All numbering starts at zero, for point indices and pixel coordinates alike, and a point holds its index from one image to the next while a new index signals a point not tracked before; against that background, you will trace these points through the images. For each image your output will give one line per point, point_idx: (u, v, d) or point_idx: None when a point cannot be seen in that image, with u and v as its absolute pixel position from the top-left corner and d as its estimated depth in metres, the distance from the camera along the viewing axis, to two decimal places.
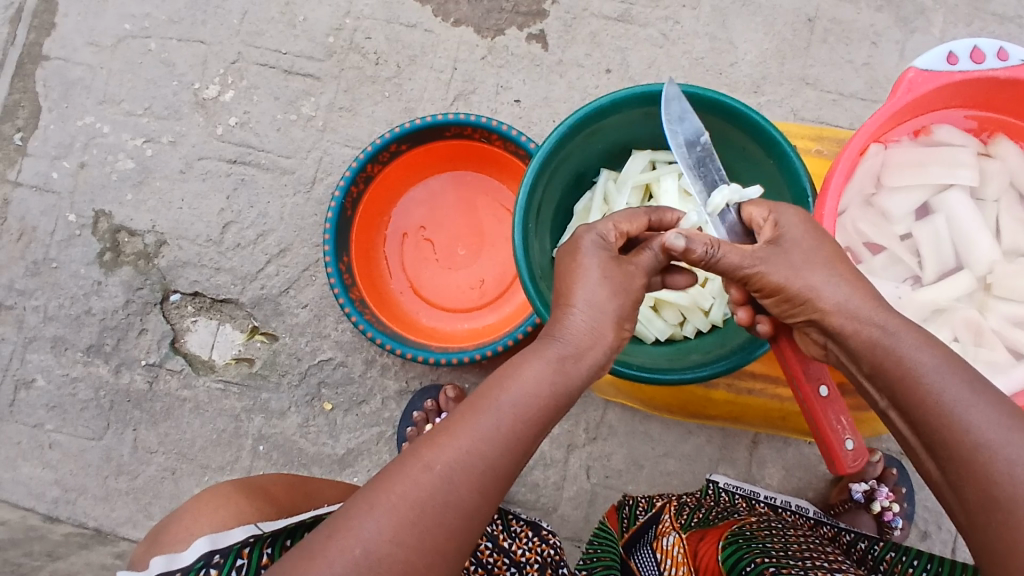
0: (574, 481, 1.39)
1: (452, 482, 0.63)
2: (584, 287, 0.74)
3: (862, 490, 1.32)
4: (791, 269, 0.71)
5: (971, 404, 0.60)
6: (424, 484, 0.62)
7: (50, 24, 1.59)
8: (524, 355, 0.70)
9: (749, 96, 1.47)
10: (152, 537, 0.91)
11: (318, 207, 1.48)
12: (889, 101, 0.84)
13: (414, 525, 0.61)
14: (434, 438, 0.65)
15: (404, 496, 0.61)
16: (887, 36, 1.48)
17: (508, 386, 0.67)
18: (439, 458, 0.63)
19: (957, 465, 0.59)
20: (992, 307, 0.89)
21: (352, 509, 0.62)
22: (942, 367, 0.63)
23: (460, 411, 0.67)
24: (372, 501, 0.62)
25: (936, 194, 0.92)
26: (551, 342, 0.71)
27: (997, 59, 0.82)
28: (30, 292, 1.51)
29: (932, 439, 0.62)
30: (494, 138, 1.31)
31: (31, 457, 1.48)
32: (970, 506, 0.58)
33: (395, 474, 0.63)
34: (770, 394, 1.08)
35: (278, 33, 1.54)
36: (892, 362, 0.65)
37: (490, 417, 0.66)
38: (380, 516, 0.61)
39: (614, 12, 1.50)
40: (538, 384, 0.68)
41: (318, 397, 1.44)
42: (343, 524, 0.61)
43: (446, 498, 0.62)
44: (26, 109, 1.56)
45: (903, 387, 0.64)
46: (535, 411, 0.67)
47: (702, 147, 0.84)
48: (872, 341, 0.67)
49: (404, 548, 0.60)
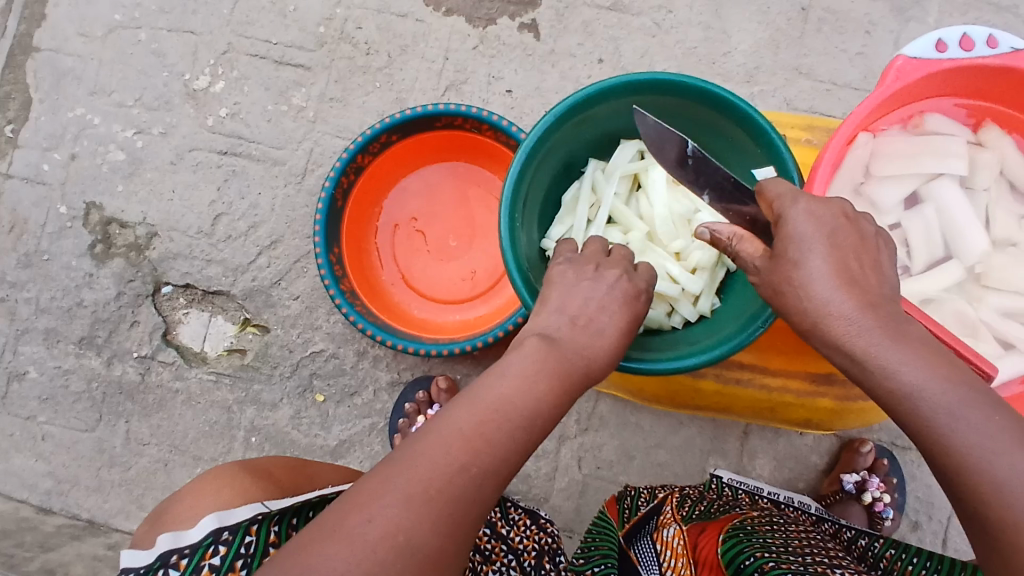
0: (566, 472, 1.39)
1: (488, 478, 0.58)
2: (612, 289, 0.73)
3: (852, 480, 1.30)
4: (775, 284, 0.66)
5: (958, 423, 0.56)
6: (462, 484, 0.57)
7: (40, 14, 1.58)
8: (555, 350, 0.66)
9: (742, 86, 1.46)
10: (154, 517, 0.91)
11: (309, 198, 1.48)
12: (877, 90, 0.83)
13: (450, 526, 0.56)
14: (468, 427, 0.59)
15: (445, 488, 0.56)
16: (882, 26, 1.47)
17: (540, 376, 0.64)
18: (478, 459, 0.58)
19: (947, 484, 0.57)
20: (982, 298, 0.89)
21: (385, 498, 0.55)
22: (926, 383, 0.57)
23: (490, 400, 0.61)
24: (405, 494, 0.55)
25: (925, 183, 0.92)
26: (575, 329, 0.69)
27: (987, 46, 0.81)
28: (22, 284, 1.51)
29: (923, 454, 0.59)
30: (485, 128, 1.30)
31: (24, 449, 1.48)
32: (965, 525, 0.56)
33: (429, 464, 0.57)
34: (758, 384, 1.07)
35: (269, 23, 1.53)
36: (871, 380, 0.60)
37: (524, 408, 0.62)
38: (422, 508, 0.55)
39: (607, 1, 1.48)
40: (567, 377, 0.65)
41: (310, 388, 1.44)
42: (375, 512, 0.54)
43: (478, 498, 0.58)
44: (17, 100, 1.56)
45: (888, 405, 0.60)
46: (560, 408, 0.64)
47: (692, 158, 0.82)
48: (848, 359, 0.61)
49: (438, 551, 0.55)
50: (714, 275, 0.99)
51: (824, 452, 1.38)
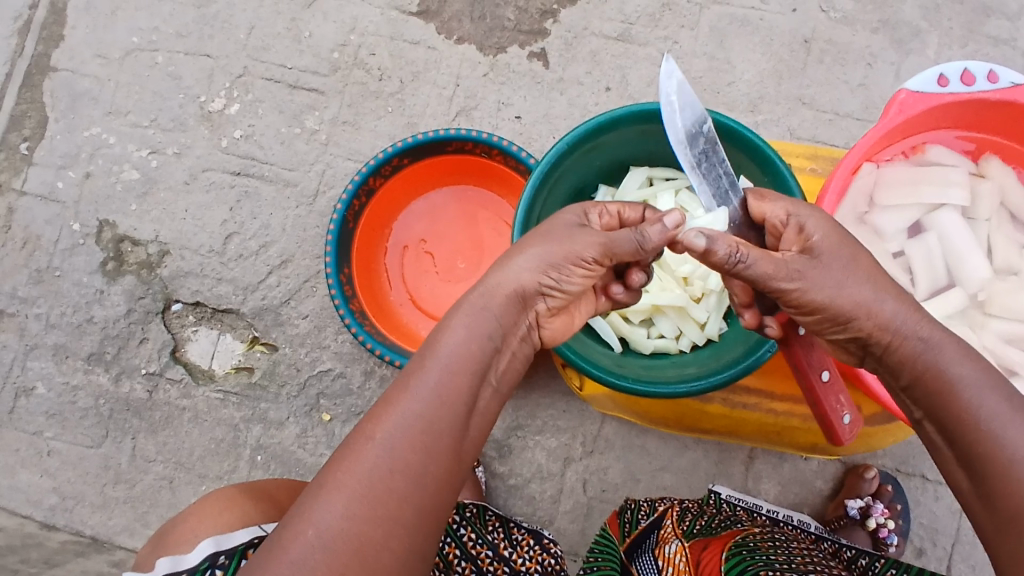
0: (571, 494, 1.39)
1: (394, 447, 0.62)
2: (517, 257, 0.75)
3: (857, 506, 1.31)
4: (834, 286, 0.70)
5: (1010, 418, 0.60)
6: (366, 456, 0.61)
7: (59, 36, 1.61)
8: (453, 315, 0.71)
9: (746, 115, 1.49)
10: (159, 538, 0.92)
11: (320, 219, 1.50)
12: (880, 122, 0.86)
13: (363, 497, 0.60)
14: (369, 412, 0.65)
15: (350, 472, 0.61)
16: (883, 58, 1.51)
17: (433, 343, 0.69)
18: (377, 428, 0.63)
19: (990, 480, 0.60)
20: (987, 325, 0.91)
21: (305, 501, 0.61)
22: (984, 381, 0.63)
23: (395, 382, 0.67)
24: (321, 486, 0.61)
25: (927, 213, 0.94)
26: (473, 295, 0.73)
27: (987, 81, 0.84)
28: (33, 300, 1.52)
29: (966, 452, 0.62)
30: (495, 153, 1.33)
31: (29, 464, 1.49)
32: (1000, 522, 0.59)
33: (341, 454, 0.63)
34: (765, 408, 1.08)
35: (284, 48, 1.56)
36: (931, 374, 0.66)
37: (425, 376, 0.66)
38: (332, 498, 0.60)
39: (614, 31, 1.52)
40: (467, 334, 0.69)
41: (317, 407, 1.45)
42: (299, 515, 0.60)
43: (391, 464, 0.61)
44: (33, 119, 1.59)
45: (941, 400, 0.65)
46: (460, 361, 0.67)
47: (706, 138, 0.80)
48: (914, 353, 0.68)
49: (359, 521, 0.59)
50: (722, 301, 1.00)
51: (829, 477, 1.39)
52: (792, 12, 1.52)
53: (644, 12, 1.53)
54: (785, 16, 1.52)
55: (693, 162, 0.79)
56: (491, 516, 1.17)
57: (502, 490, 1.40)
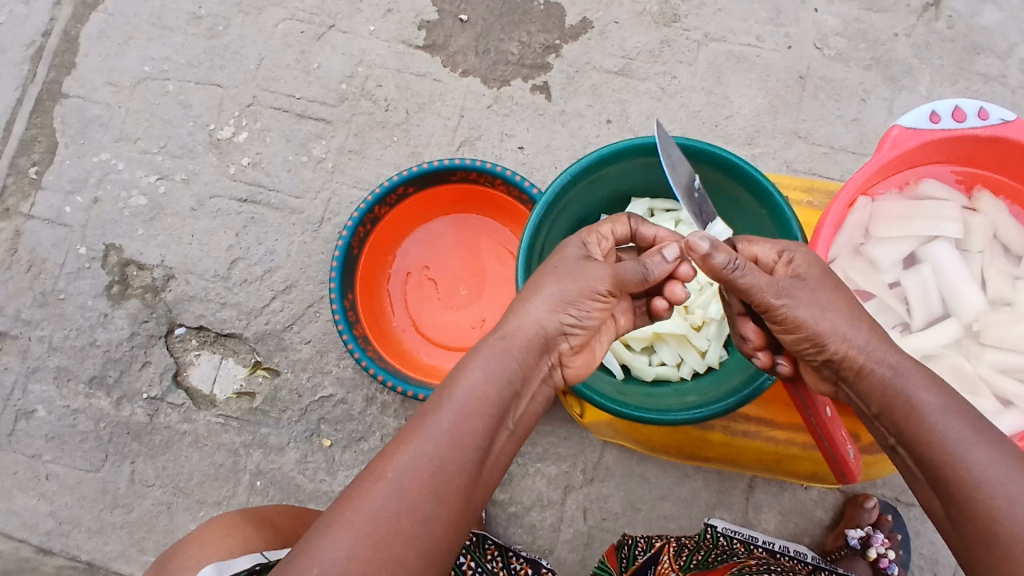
0: (571, 523, 1.39)
1: (404, 488, 0.63)
2: (534, 298, 0.77)
3: (857, 536, 1.30)
4: (817, 310, 0.72)
5: (973, 442, 0.63)
6: (376, 495, 0.62)
7: (71, 63, 1.65)
8: (469, 360, 0.73)
9: (743, 148, 1.53)
10: (162, 562, 0.92)
11: (325, 246, 1.52)
12: (874, 158, 0.88)
13: (370, 536, 0.61)
14: (383, 450, 0.66)
15: (358, 510, 0.62)
16: (876, 94, 1.55)
17: (451, 384, 0.70)
18: (388, 466, 0.64)
19: (960, 502, 0.62)
20: (979, 354, 0.92)
21: (312, 537, 0.61)
22: (949, 407, 0.66)
23: (410, 422, 0.68)
24: (329, 522, 0.62)
25: (921, 245, 0.96)
26: (490, 339, 0.75)
27: (978, 118, 0.87)
28: (36, 323, 1.53)
29: (934, 475, 0.64)
30: (498, 183, 1.35)
31: (27, 488, 1.48)
32: (970, 541, 0.61)
33: (351, 491, 0.64)
34: (765, 436, 1.09)
35: (293, 79, 1.60)
36: (901, 400, 0.68)
37: (438, 417, 0.67)
38: (338, 534, 0.61)
39: (615, 66, 1.57)
40: (483, 378, 0.70)
41: (317, 433, 1.45)
42: (305, 548, 0.61)
43: (400, 505, 0.62)
44: (43, 144, 1.61)
45: (910, 426, 0.67)
46: (475, 406, 0.69)
47: (697, 192, 0.87)
48: (884, 381, 0.69)
49: (363, 561, 0.60)
50: (722, 329, 1.02)
51: (829, 507, 1.39)
52: (787, 50, 1.57)
53: (643, 48, 1.57)
54: (781, 53, 1.57)
55: (694, 213, 0.86)
56: (490, 546, 1.17)
57: (502, 518, 1.40)
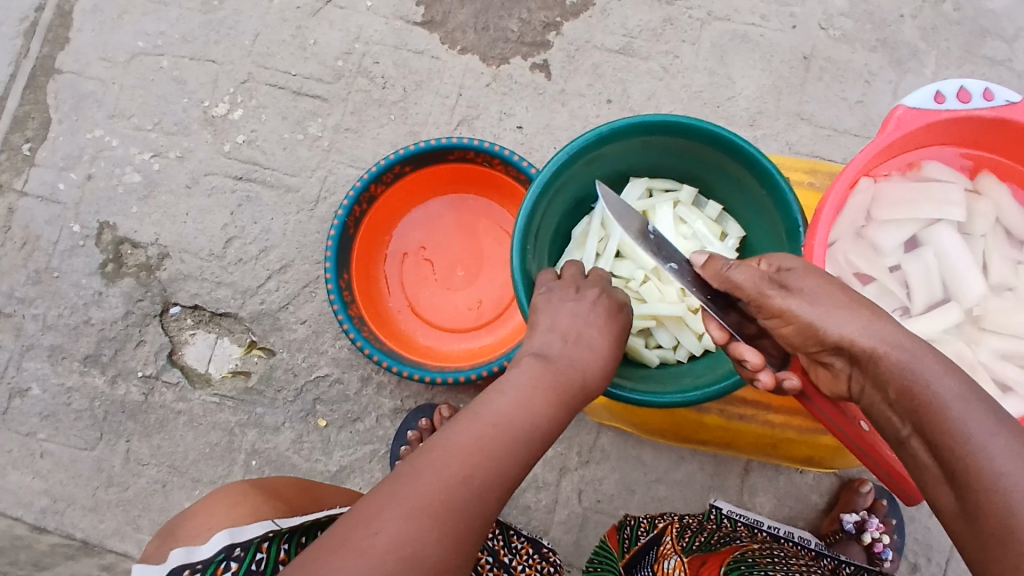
0: (566, 505, 1.39)
1: (488, 494, 0.61)
2: (578, 303, 0.82)
3: (852, 520, 1.32)
4: (811, 297, 0.71)
5: (993, 435, 0.58)
6: (464, 495, 0.60)
7: (64, 38, 1.62)
8: (543, 374, 0.72)
9: (746, 130, 1.51)
10: (167, 531, 0.91)
11: (320, 225, 1.51)
12: (877, 138, 0.87)
13: (453, 532, 0.58)
14: (463, 439, 0.63)
15: (445, 504, 0.59)
16: (881, 76, 1.53)
17: (538, 391, 0.69)
18: (479, 469, 0.61)
19: (974, 498, 0.58)
20: (980, 340, 0.91)
21: (385, 513, 0.57)
22: (970, 396, 0.62)
23: (485, 418, 0.65)
24: (409, 503, 0.58)
25: (924, 228, 0.95)
26: (567, 362, 0.75)
27: (983, 99, 0.85)
28: (30, 301, 1.52)
29: (951, 468, 0.60)
30: (496, 162, 1.33)
31: (22, 466, 1.48)
32: (982, 539, 0.56)
33: (429, 476, 0.60)
34: (760, 420, 1.09)
35: (289, 55, 1.58)
36: (918, 387, 0.64)
37: (522, 428, 0.66)
38: (422, 522, 0.57)
39: (616, 45, 1.54)
40: (558, 401, 0.70)
41: (313, 413, 1.45)
42: (376, 520, 0.57)
43: (480, 510, 0.61)
44: (36, 120, 1.59)
45: (928, 414, 0.63)
46: (552, 428, 0.69)
47: (653, 234, 0.88)
48: (898, 365, 0.66)
49: (441, 556, 0.57)
50: None
51: (824, 491, 1.38)
52: (793, 30, 1.54)
53: (646, 26, 1.55)
54: (785, 33, 1.54)
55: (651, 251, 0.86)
56: (493, 523, 1.17)
57: None
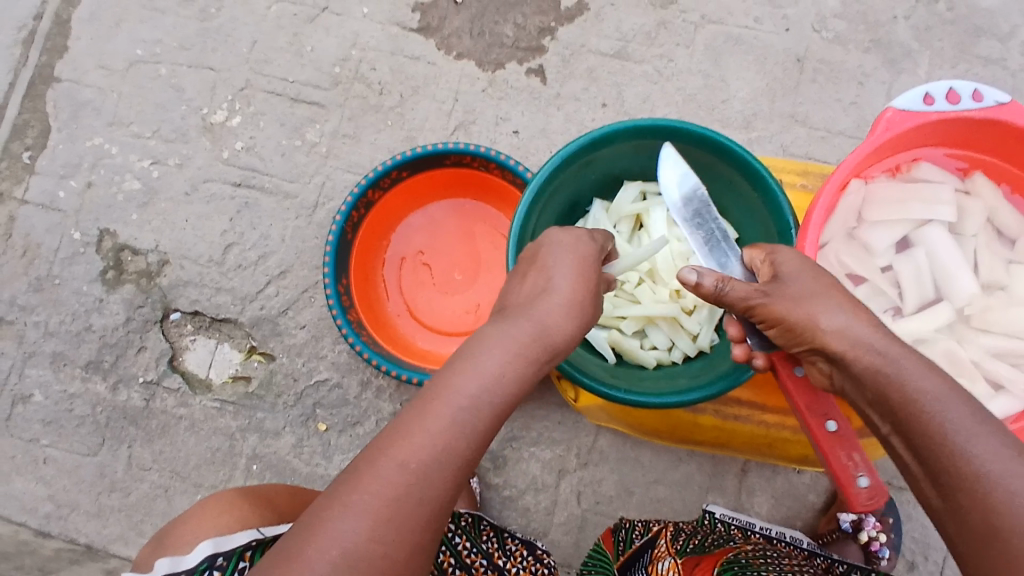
0: (565, 506, 1.40)
1: (429, 479, 0.63)
2: (551, 257, 0.80)
3: (848, 520, 1.30)
4: (793, 302, 0.74)
5: (975, 434, 0.62)
6: (399, 483, 0.62)
7: (63, 47, 1.63)
8: (493, 340, 0.70)
9: (740, 132, 1.52)
10: (158, 540, 0.93)
11: (319, 230, 1.52)
12: (868, 140, 0.87)
13: (392, 522, 0.61)
14: (399, 428, 0.65)
15: (380, 496, 0.62)
16: (874, 77, 1.54)
17: (483, 360, 0.68)
18: (413, 455, 0.63)
19: (959, 495, 0.60)
20: (973, 338, 0.92)
21: (326, 513, 0.62)
22: (947, 395, 0.65)
23: (425, 400, 0.66)
24: (346, 501, 0.62)
25: (915, 229, 0.96)
26: (523, 324, 0.72)
27: (972, 100, 0.86)
28: (32, 308, 1.53)
29: (935, 466, 0.63)
30: (492, 167, 1.35)
31: (25, 472, 1.49)
32: (968, 534, 0.59)
33: (367, 470, 0.63)
34: (756, 420, 1.09)
35: (286, 62, 1.59)
36: (895, 387, 0.67)
37: (463, 402, 0.66)
38: (357, 517, 0.61)
39: (611, 49, 1.55)
40: (510, 363, 0.68)
41: (313, 417, 1.46)
42: (317, 526, 0.61)
43: (421, 493, 0.63)
44: (36, 128, 1.60)
45: (907, 415, 0.66)
46: (504, 390, 0.68)
47: (700, 204, 0.92)
48: (874, 368, 0.69)
49: (383, 544, 0.61)
50: (713, 313, 1.02)
51: (821, 491, 1.39)
52: (786, 32, 1.55)
53: (640, 30, 1.56)
54: (779, 35, 1.55)
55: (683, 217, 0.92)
56: (486, 526, 1.17)
57: (496, 502, 1.41)
